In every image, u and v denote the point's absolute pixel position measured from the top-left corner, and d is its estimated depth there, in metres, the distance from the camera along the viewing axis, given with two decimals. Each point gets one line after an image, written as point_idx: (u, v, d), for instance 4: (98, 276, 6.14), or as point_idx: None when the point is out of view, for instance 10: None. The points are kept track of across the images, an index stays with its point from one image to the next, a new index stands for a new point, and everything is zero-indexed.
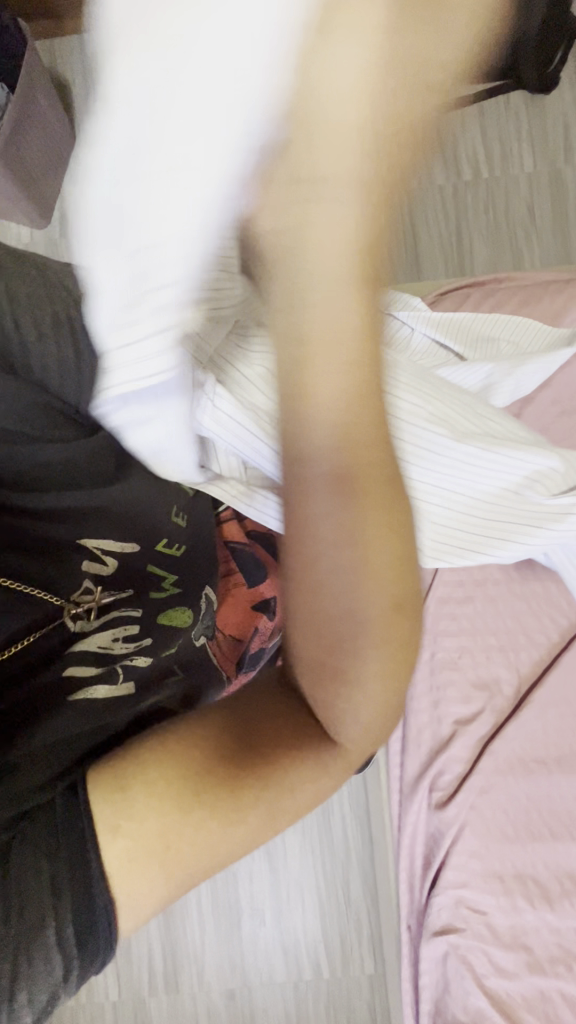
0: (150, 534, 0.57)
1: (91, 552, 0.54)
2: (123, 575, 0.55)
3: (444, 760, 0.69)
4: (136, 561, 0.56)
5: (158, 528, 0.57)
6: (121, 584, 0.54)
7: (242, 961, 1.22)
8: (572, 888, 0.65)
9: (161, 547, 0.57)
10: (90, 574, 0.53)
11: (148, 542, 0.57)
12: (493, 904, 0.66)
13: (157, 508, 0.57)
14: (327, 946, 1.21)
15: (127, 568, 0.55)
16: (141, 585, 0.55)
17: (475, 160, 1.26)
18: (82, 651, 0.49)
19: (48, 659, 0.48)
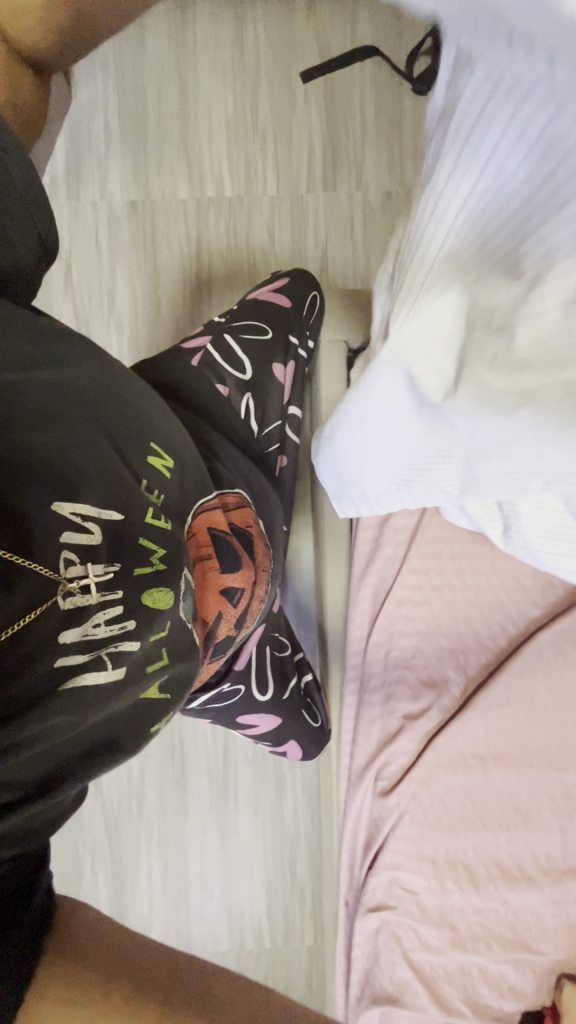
0: (133, 503, 0.50)
1: (73, 522, 0.46)
2: (109, 546, 0.47)
3: (391, 751, 0.73)
4: (126, 532, 0.49)
5: (141, 498, 0.51)
6: (107, 556, 0.47)
7: (188, 930, 1.27)
8: (497, 873, 0.70)
9: (150, 517, 0.51)
10: (72, 546, 0.45)
11: (133, 512, 0.50)
12: (425, 885, 0.71)
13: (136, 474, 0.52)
14: (270, 920, 1.27)
15: (113, 538, 0.48)
16: (126, 558, 0.48)
17: None
18: (71, 642, 0.44)
19: (36, 650, 0.42)
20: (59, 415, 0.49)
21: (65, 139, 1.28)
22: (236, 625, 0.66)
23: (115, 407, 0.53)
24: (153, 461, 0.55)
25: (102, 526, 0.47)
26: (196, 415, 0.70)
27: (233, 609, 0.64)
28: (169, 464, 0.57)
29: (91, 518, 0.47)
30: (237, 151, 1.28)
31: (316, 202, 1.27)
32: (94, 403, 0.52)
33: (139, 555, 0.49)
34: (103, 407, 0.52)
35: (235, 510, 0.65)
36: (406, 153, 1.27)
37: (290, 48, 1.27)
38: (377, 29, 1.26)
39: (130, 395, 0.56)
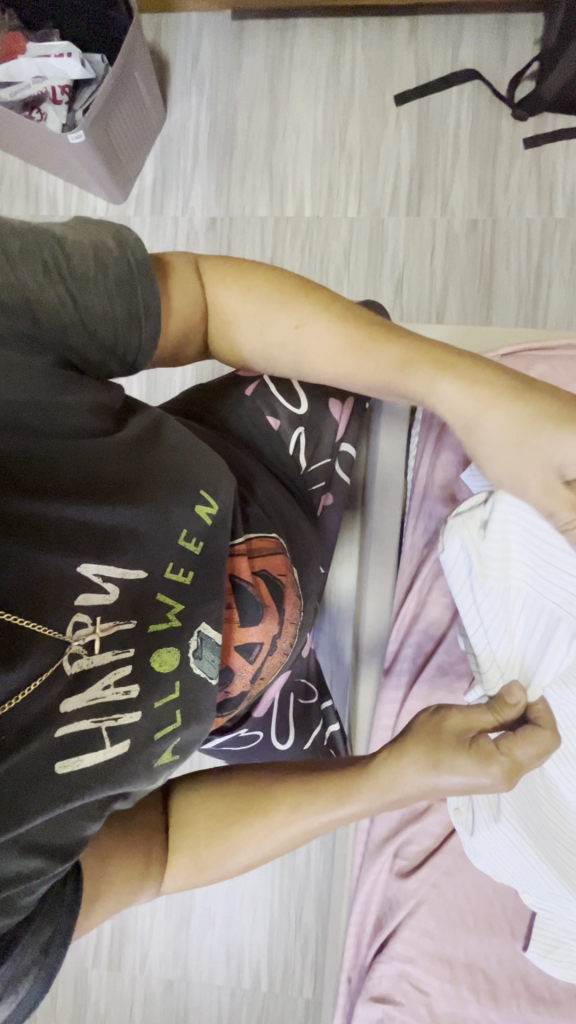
0: (158, 560, 0.52)
1: (92, 582, 0.47)
2: (128, 604, 0.49)
3: (413, 830, 0.67)
4: (144, 589, 0.50)
5: (170, 552, 0.53)
6: (123, 613, 0.48)
7: (185, 955, 1.24)
8: (522, 991, 0.62)
9: (171, 571, 0.52)
10: (86, 607, 0.46)
11: (155, 568, 0.51)
12: (437, 987, 0.64)
13: (170, 530, 0.53)
14: (269, 962, 1.21)
15: (131, 596, 0.49)
16: (143, 613, 0.50)
17: (570, 198, 1.19)
18: (74, 711, 0.45)
19: (38, 722, 0.43)
20: (105, 481, 0.49)
21: (156, 155, 1.31)
22: (254, 677, 0.64)
23: (157, 465, 0.54)
24: (198, 509, 0.55)
25: (121, 582, 0.49)
26: (237, 450, 0.69)
27: (250, 660, 0.62)
28: (214, 509, 0.56)
29: (111, 577, 0.48)
30: (321, 172, 1.26)
31: (397, 225, 1.23)
32: (137, 463, 0.53)
33: (153, 611, 0.51)
34: (143, 467, 0.53)
35: (267, 555, 0.63)
36: (499, 179, 1.21)
37: (386, 70, 1.24)
38: (479, 52, 1.21)
39: (172, 450, 0.56)
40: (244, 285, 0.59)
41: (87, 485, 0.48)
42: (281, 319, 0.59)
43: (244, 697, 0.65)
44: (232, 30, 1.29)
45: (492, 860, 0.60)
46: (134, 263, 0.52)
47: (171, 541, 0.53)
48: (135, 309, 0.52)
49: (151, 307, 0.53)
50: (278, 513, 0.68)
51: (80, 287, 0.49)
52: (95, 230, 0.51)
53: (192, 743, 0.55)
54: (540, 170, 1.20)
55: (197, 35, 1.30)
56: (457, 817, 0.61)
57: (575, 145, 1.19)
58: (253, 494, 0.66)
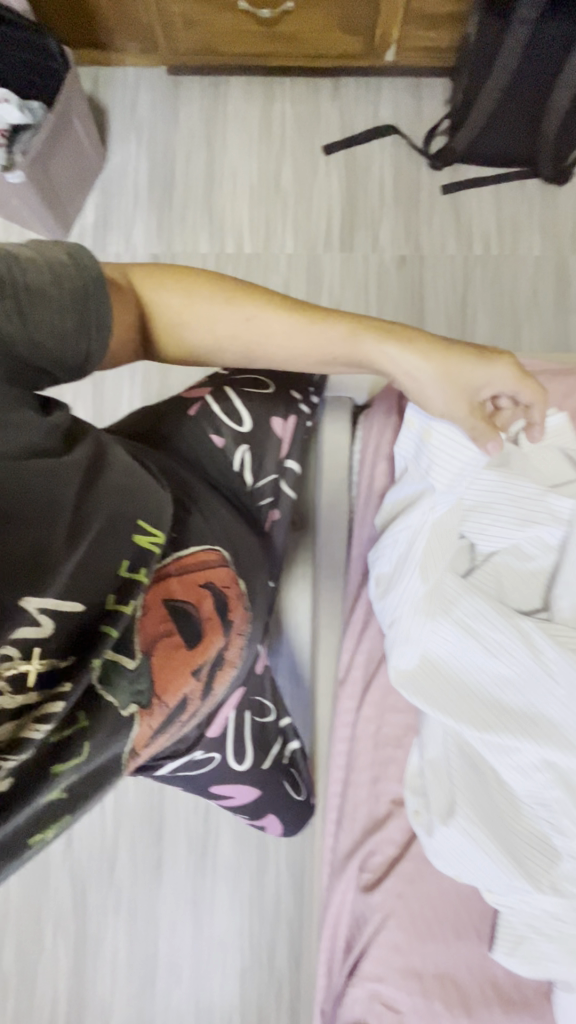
0: (97, 591, 0.54)
1: (27, 615, 0.47)
2: (66, 636, 0.51)
3: (376, 839, 0.67)
4: (84, 620, 0.53)
5: (109, 583, 0.55)
6: (63, 648, 0.51)
7: (150, 1020, 1.15)
8: (493, 996, 0.62)
9: (112, 602, 0.55)
10: (21, 639, 0.47)
11: (98, 600, 0.54)
12: (409, 1004, 0.62)
13: (109, 561, 0.55)
14: (242, 1016, 1.14)
15: (71, 633, 0.52)
16: (85, 645, 0.53)
17: (486, 236, 1.31)
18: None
19: None
20: (51, 510, 0.49)
21: (97, 196, 1.35)
22: (203, 695, 0.64)
23: (104, 497, 0.55)
24: (139, 541, 0.57)
25: (56, 615, 0.50)
26: (182, 468, 0.71)
27: (197, 679, 0.62)
28: (155, 541, 0.59)
29: (45, 610, 0.49)
30: (259, 212, 1.33)
31: (332, 261, 1.31)
32: (84, 494, 0.53)
33: (94, 641, 0.53)
34: (90, 498, 0.54)
35: (206, 568, 0.65)
36: (422, 219, 1.32)
37: (313, 123, 1.35)
38: (396, 110, 1.33)
39: (119, 480, 0.57)
40: (182, 284, 0.62)
41: (28, 510, 0.47)
42: (226, 308, 0.62)
43: (195, 715, 0.64)
44: (168, 84, 1.37)
45: (455, 860, 0.60)
46: (90, 280, 0.51)
47: (110, 572, 0.55)
48: (87, 324, 0.51)
49: (102, 324, 0.52)
50: (223, 528, 0.68)
51: (32, 301, 0.47)
52: (48, 249, 0.51)
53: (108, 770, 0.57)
54: (457, 211, 1.32)
55: (134, 87, 1.37)
56: (417, 820, 0.62)
57: (486, 191, 1.33)
58: (195, 507, 0.67)
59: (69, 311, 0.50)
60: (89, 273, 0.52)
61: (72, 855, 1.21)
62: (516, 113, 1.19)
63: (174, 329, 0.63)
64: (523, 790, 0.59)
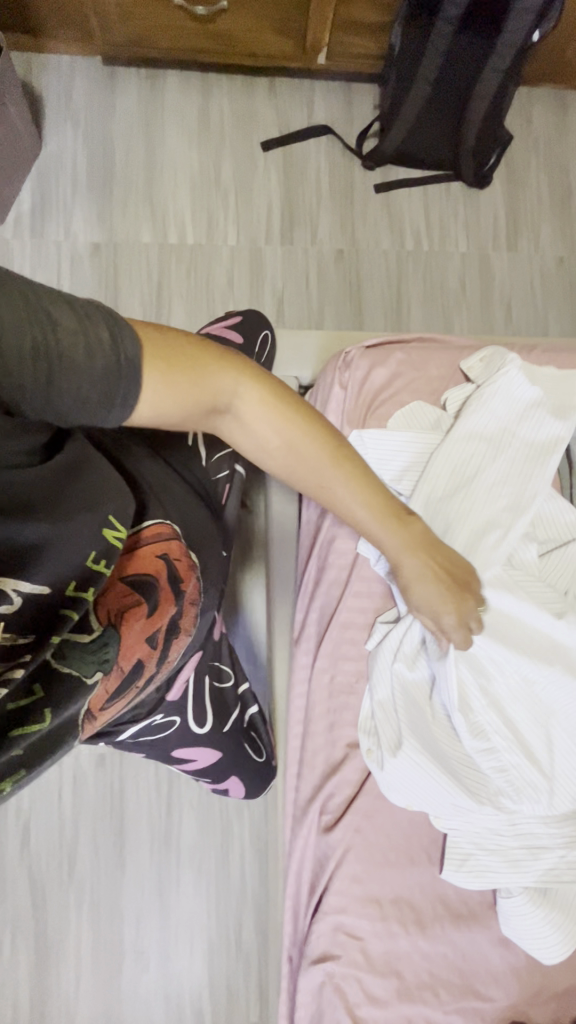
0: (62, 575, 0.54)
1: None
2: (31, 615, 0.52)
3: (334, 783, 0.71)
4: (47, 602, 0.53)
5: (74, 570, 0.55)
6: (25, 623, 0.52)
7: (118, 1010, 1.14)
8: (444, 913, 0.68)
9: (73, 588, 0.55)
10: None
11: (60, 583, 0.54)
12: (370, 930, 0.67)
13: (76, 549, 0.55)
14: (211, 993, 1.15)
15: (33, 610, 0.52)
16: (44, 622, 0.53)
17: (416, 233, 1.40)
18: None
19: None
20: (26, 504, 0.52)
21: (33, 183, 1.33)
22: (160, 662, 0.66)
23: (78, 492, 0.56)
24: (105, 530, 0.58)
25: (25, 595, 0.52)
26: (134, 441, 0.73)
27: (151, 646, 0.64)
28: (120, 533, 0.59)
29: (19, 589, 0.51)
30: (200, 204, 1.36)
31: (274, 254, 1.36)
32: (56, 487, 0.54)
33: (55, 620, 0.53)
34: (62, 490, 0.55)
35: (163, 542, 0.67)
36: (357, 216, 1.39)
37: (251, 120, 1.39)
38: (330, 111, 1.40)
39: (96, 480, 0.58)
40: (275, 408, 0.59)
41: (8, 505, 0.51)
42: (307, 451, 0.61)
43: (151, 681, 0.66)
44: (104, 74, 1.37)
45: (410, 793, 0.65)
46: (125, 361, 0.51)
47: (77, 559, 0.55)
48: (112, 396, 0.51)
49: (126, 399, 0.52)
50: (175, 501, 0.71)
51: (54, 366, 0.48)
52: (90, 315, 0.50)
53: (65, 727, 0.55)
54: (390, 209, 1.40)
55: (69, 75, 1.36)
56: (370, 758, 0.68)
57: (415, 191, 1.42)
58: (147, 479, 0.70)
59: (97, 383, 0.50)
60: (124, 345, 0.51)
61: (29, 853, 1.18)
62: (439, 120, 1.29)
63: (256, 449, 0.62)
64: (469, 734, 0.64)
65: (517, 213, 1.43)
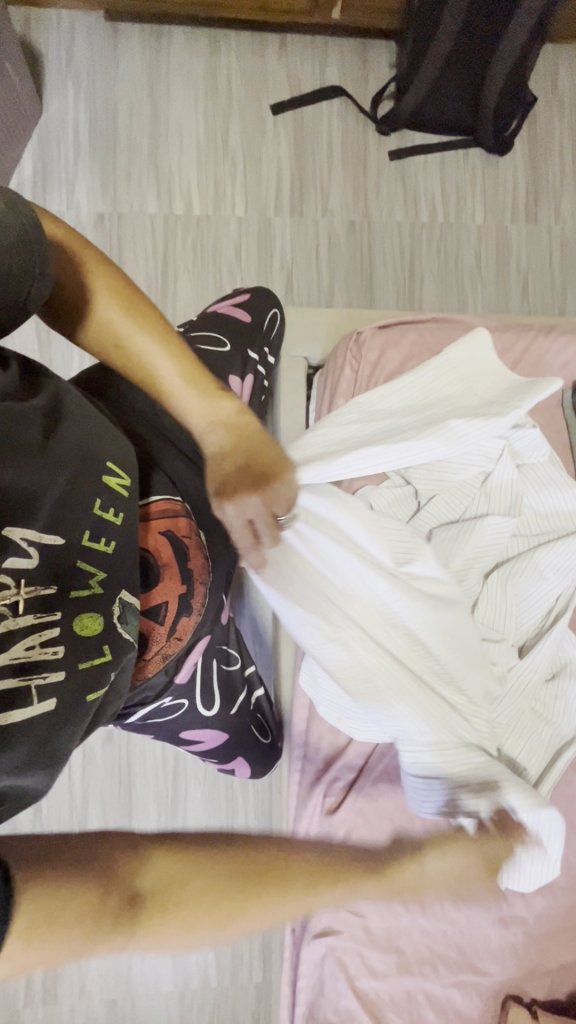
0: (75, 528, 0.55)
1: (18, 545, 0.49)
2: (48, 568, 0.52)
3: (338, 767, 0.72)
4: (66, 554, 0.53)
5: (84, 522, 0.56)
6: (45, 577, 0.51)
7: (128, 971, 1.19)
8: (443, 892, 0.70)
9: (88, 538, 0.56)
10: (12, 569, 0.49)
11: (72, 535, 0.54)
12: (371, 907, 0.69)
13: (82, 499, 0.56)
14: (217, 956, 1.20)
15: (54, 564, 0.52)
16: (65, 579, 0.53)
17: (431, 204, 1.35)
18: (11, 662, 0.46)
19: None
20: (22, 448, 0.51)
21: (34, 148, 1.28)
22: (171, 639, 0.66)
23: (76, 440, 0.57)
24: (107, 481, 0.59)
25: (42, 548, 0.51)
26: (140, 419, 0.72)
27: (162, 625, 0.65)
28: (121, 481, 0.60)
29: (31, 540, 0.51)
30: (207, 171, 1.31)
31: (283, 225, 1.31)
32: (52, 437, 0.55)
33: (76, 577, 0.54)
34: (58, 440, 0.55)
35: (173, 519, 0.67)
36: (370, 184, 1.34)
37: (261, 80, 1.32)
38: (343, 71, 1.33)
39: (88, 427, 0.59)
40: (127, 305, 0.60)
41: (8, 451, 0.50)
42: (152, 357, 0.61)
43: (161, 660, 0.66)
44: (106, 30, 1.30)
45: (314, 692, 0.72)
46: (32, 223, 0.47)
47: (86, 511, 0.56)
48: (32, 271, 0.48)
49: (46, 275, 0.50)
50: (181, 483, 0.71)
51: None
52: None
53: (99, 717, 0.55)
54: (404, 177, 1.34)
55: (69, 32, 1.29)
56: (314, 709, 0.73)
57: (432, 158, 1.35)
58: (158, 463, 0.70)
59: (17, 259, 0.47)
60: (22, 203, 0.47)
61: (41, 824, 1.21)
62: (459, 80, 1.22)
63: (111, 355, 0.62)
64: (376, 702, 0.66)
65: (537, 182, 1.37)
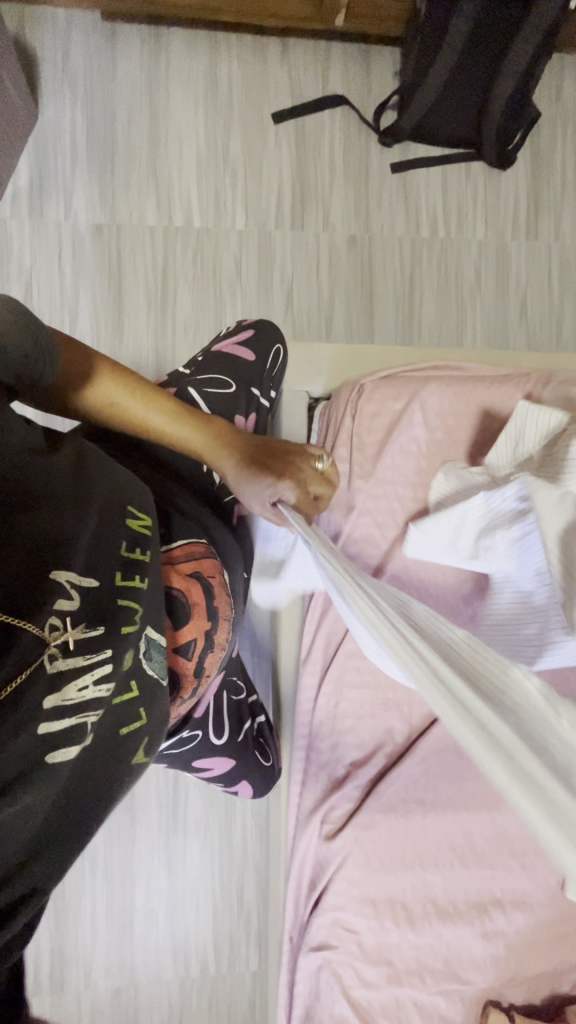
0: (109, 566, 0.53)
1: (62, 586, 0.48)
2: (93, 610, 0.50)
3: (336, 797, 0.77)
4: (103, 594, 0.51)
5: (116, 561, 0.54)
6: (89, 619, 0.49)
7: (131, 961, 1.26)
8: (432, 911, 0.75)
9: (122, 578, 0.54)
10: (59, 610, 0.46)
11: (107, 575, 0.52)
12: (365, 925, 0.75)
13: (111, 539, 0.55)
14: (215, 948, 1.27)
15: (94, 603, 0.50)
16: (109, 619, 0.50)
17: (433, 219, 1.34)
18: (62, 705, 0.44)
19: (30, 714, 0.42)
20: (50, 491, 0.51)
21: (30, 155, 1.26)
22: (198, 674, 0.69)
23: (98, 482, 0.57)
24: (131, 522, 0.58)
25: (82, 590, 0.49)
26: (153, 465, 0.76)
27: (189, 661, 0.67)
28: (144, 524, 0.59)
29: (74, 584, 0.49)
30: (207, 182, 1.29)
31: (284, 239, 1.30)
32: (78, 480, 0.55)
33: (119, 615, 0.52)
34: (82, 486, 0.55)
35: (199, 557, 0.69)
36: (371, 198, 1.33)
37: (262, 87, 1.29)
38: (346, 80, 1.30)
39: (108, 470, 0.60)
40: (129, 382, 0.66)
41: (39, 494, 0.49)
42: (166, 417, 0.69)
43: (189, 695, 0.69)
44: (103, 31, 1.26)
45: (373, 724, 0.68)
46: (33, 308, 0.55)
47: (116, 549, 0.55)
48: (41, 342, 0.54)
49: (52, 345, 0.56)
50: (202, 525, 0.74)
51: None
52: None
53: (118, 793, 0.52)
54: (406, 191, 1.33)
55: (65, 32, 1.25)
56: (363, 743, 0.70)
57: (434, 172, 1.34)
58: (174, 502, 0.72)
59: (28, 332, 0.53)
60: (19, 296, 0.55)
61: None
62: (463, 96, 1.20)
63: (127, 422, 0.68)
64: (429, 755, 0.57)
65: (538, 198, 1.37)
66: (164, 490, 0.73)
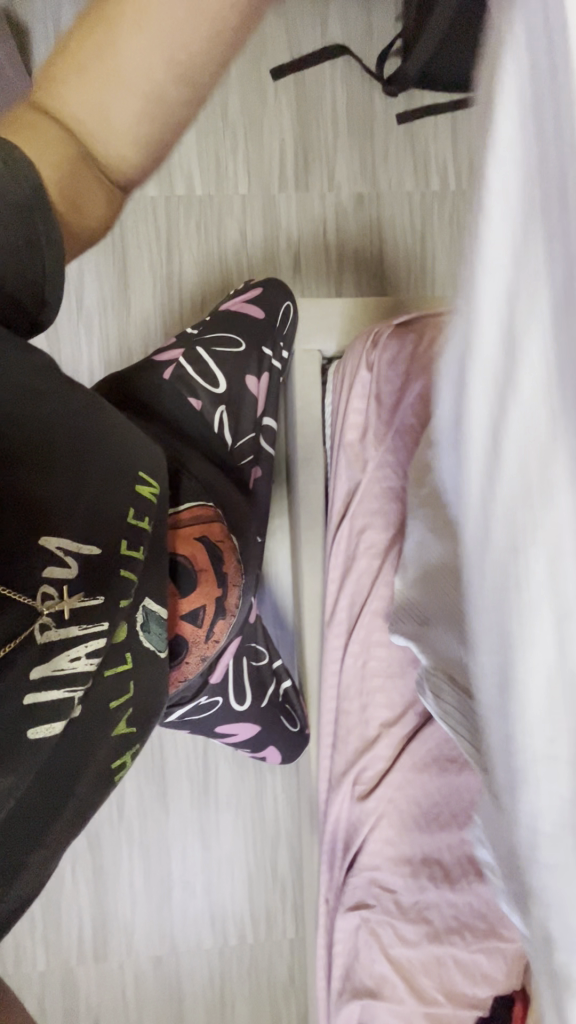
0: (111, 535, 0.53)
1: (56, 553, 0.48)
2: (91, 581, 0.50)
3: (368, 757, 0.76)
4: (106, 562, 0.52)
5: (121, 530, 0.55)
6: (88, 589, 0.50)
7: (170, 931, 1.28)
8: None
9: (126, 548, 0.55)
10: (52, 579, 0.47)
11: (111, 544, 0.53)
12: (402, 883, 0.74)
13: (117, 507, 0.55)
14: (252, 916, 1.29)
15: (95, 571, 0.51)
16: (110, 590, 0.51)
17: (442, 171, 1.28)
18: (50, 676, 0.45)
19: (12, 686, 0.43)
20: (57, 452, 0.52)
21: None
22: (208, 640, 0.69)
23: (108, 447, 0.57)
24: (139, 491, 0.59)
25: (81, 557, 0.50)
26: (162, 425, 0.77)
27: (197, 627, 0.67)
28: (151, 495, 0.60)
29: (71, 551, 0.49)
30: (208, 148, 1.25)
31: (288, 202, 1.26)
32: (88, 444, 0.55)
33: (118, 587, 0.52)
34: (91, 450, 0.55)
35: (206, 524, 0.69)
36: (377, 152, 1.27)
37: (259, 42, 1.24)
38: (346, 28, 1.25)
39: (120, 436, 0.60)
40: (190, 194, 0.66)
41: (47, 455, 0.51)
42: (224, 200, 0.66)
43: (199, 662, 0.69)
44: None
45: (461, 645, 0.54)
46: None
47: (121, 518, 0.55)
48: None
49: None
50: (213, 486, 0.74)
51: None
52: None
53: (106, 761, 0.55)
54: (413, 143, 1.27)
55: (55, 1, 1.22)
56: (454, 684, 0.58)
57: (442, 119, 1.28)
58: (183, 465, 0.72)
59: None
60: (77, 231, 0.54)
61: None
62: None
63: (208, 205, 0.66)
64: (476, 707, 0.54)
65: None
66: (173, 453, 0.73)
